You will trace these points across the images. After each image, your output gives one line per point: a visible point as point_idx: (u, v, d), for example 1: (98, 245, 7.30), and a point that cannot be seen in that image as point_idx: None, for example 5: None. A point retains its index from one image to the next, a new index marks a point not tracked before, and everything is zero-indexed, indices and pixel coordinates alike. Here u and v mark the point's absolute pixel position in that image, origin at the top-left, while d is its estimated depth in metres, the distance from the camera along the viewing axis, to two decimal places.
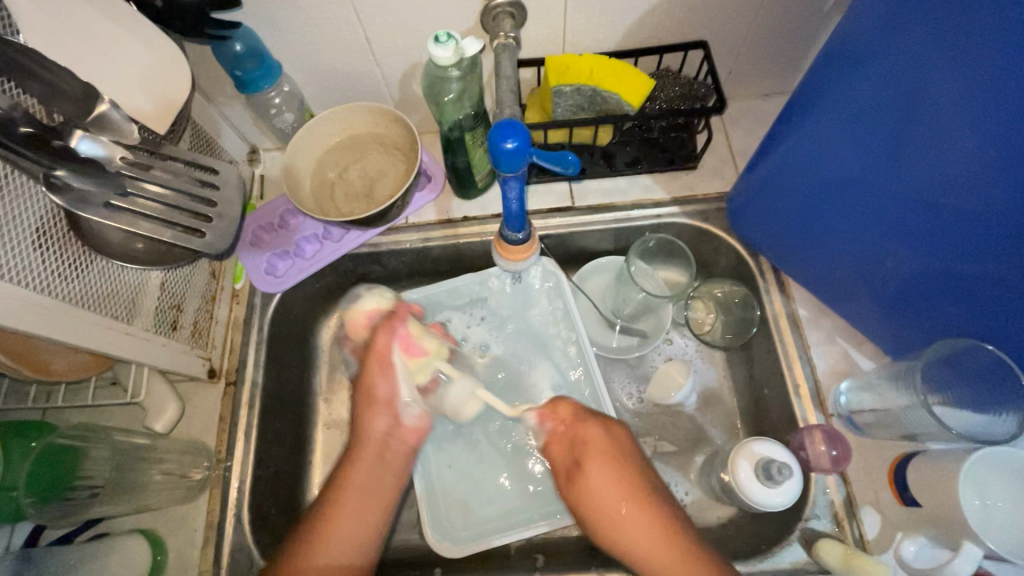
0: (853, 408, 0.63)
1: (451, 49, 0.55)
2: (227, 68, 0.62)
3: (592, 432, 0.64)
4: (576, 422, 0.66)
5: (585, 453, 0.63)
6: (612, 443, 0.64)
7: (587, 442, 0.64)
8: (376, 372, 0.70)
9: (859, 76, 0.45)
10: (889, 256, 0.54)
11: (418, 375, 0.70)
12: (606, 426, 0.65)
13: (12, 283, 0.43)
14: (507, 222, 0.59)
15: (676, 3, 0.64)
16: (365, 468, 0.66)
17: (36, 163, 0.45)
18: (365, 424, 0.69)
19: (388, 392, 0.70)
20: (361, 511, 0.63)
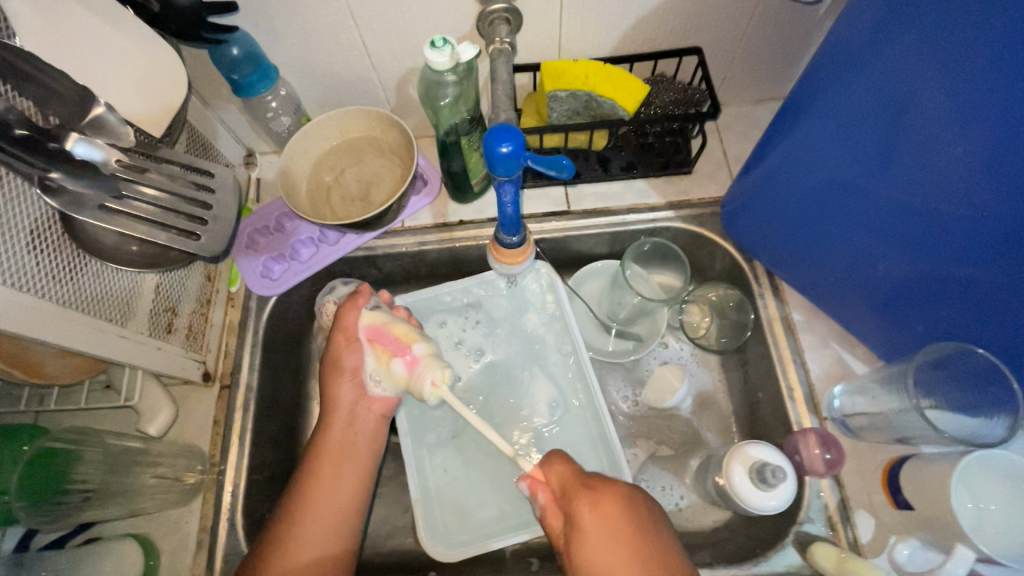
0: (846, 412, 0.64)
1: (447, 54, 0.55)
2: (223, 72, 0.62)
3: (586, 512, 0.53)
4: (570, 496, 0.55)
5: (580, 541, 0.52)
6: (607, 523, 0.52)
7: (578, 523, 0.53)
8: (344, 346, 0.67)
9: (849, 81, 0.46)
10: (881, 261, 0.55)
11: (385, 350, 0.65)
12: (596, 500, 0.53)
13: (4, 284, 0.43)
14: (503, 226, 0.59)
15: (670, 10, 0.65)
16: (334, 448, 0.64)
17: (33, 166, 0.43)
18: (333, 399, 0.66)
19: (354, 364, 0.66)
20: (334, 495, 0.62)
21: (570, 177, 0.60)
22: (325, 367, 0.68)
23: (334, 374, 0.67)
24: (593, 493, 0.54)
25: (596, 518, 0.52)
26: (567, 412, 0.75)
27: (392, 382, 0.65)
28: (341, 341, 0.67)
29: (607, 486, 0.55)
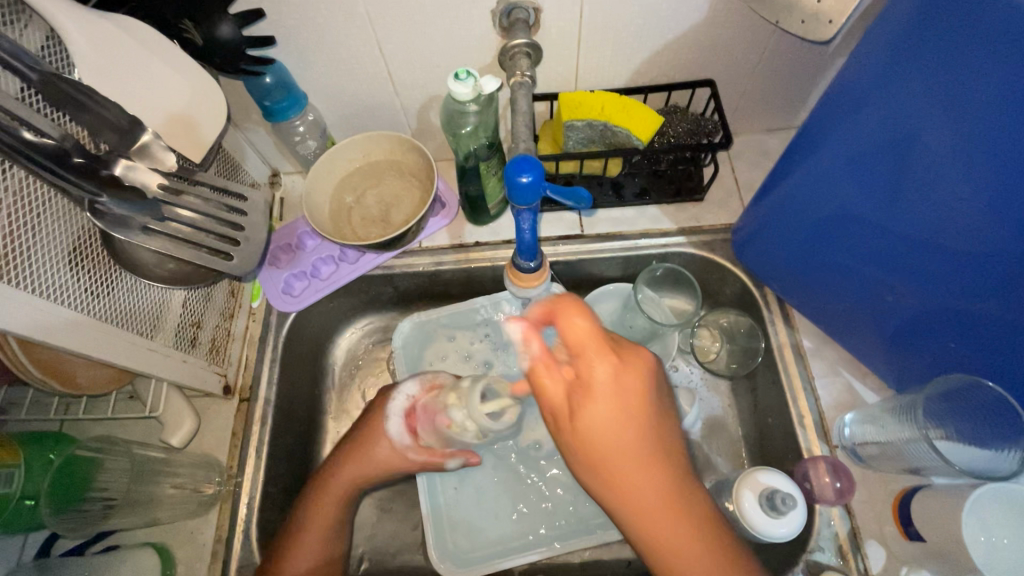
0: (856, 440, 0.64)
1: (470, 86, 0.58)
2: (257, 98, 0.66)
3: (596, 368, 0.50)
4: (584, 358, 0.51)
5: (588, 397, 0.50)
6: (623, 390, 0.50)
7: (589, 376, 0.51)
8: (428, 460, 0.69)
9: (857, 121, 0.48)
10: (891, 293, 0.56)
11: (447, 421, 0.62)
12: (615, 364, 0.51)
13: (41, 296, 0.45)
14: (521, 251, 0.61)
15: (684, 45, 0.68)
16: (339, 493, 0.66)
17: (84, 190, 0.45)
18: (358, 464, 0.67)
19: (386, 453, 0.67)
20: (333, 523, 0.65)
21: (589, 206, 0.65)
22: (356, 443, 0.68)
23: (366, 454, 0.67)
24: (613, 358, 0.51)
25: (614, 378, 0.50)
26: None
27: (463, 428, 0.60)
28: (427, 461, 0.69)
29: (629, 355, 0.52)
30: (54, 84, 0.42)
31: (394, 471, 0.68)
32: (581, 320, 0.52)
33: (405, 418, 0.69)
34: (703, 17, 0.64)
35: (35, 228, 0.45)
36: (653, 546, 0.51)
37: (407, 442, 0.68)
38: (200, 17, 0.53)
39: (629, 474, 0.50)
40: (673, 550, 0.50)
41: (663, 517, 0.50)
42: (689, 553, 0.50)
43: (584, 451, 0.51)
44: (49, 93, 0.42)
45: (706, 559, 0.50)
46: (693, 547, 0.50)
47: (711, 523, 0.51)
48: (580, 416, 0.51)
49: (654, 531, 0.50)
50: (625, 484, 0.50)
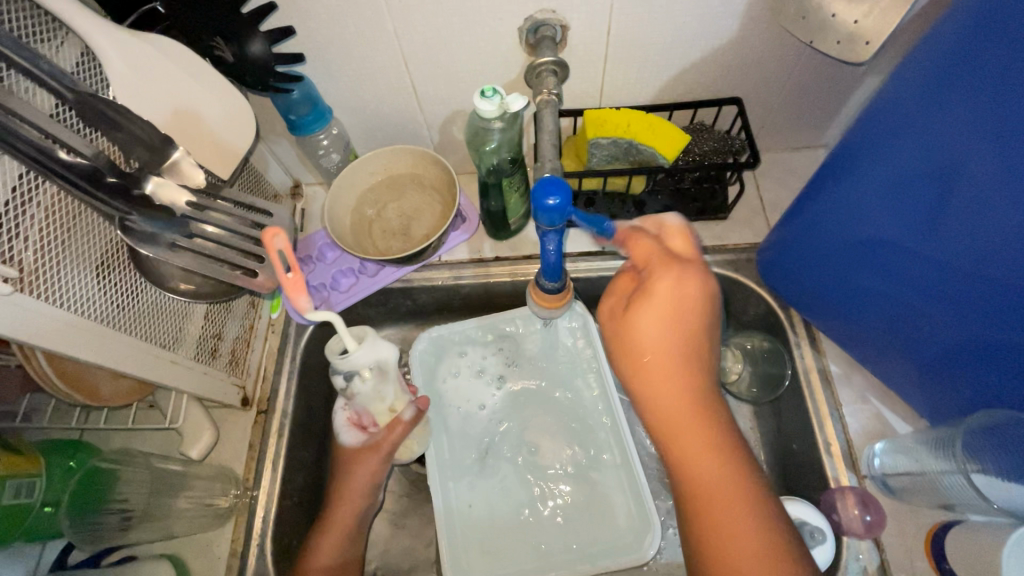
0: (886, 471, 0.62)
1: (496, 104, 0.58)
2: (282, 112, 0.66)
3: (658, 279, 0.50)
4: (650, 270, 0.52)
5: (643, 303, 0.50)
6: (678, 299, 0.49)
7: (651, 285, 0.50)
8: (390, 432, 0.64)
9: (897, 145, 0.47)
10: (928, 321, 0.54)
11: (354, 394, 0.59)
12: (676, 275, 0.50)
13: (66, 309, 0.44)
14: (545, 272, 0.60)
15: (713, 62, 0.67)
16: (342, 522, 0.66)
17: (113, 208, 0.45)
18: (343, 491, 0.67)
19: (366, 471, 0.66)
20: (343, 550, 0.64)
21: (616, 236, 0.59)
22: (338, 476, 0.68)
23: (347, 478, 0.67)
24: (681, 271, 0.50)
25: (676, 291, 0.49)
26: (594, 454, 0.75)
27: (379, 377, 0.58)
28: (389, 434, 0.64)
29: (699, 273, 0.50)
30: (89, 104, 0.43)
31: (374, 472, 0.66)
32: (644, 244, 0.54)
33: (356, 426, 0.65)
34: (733, 35, 0.63)
35: (66, 244, 0.45)
36: (677, 463, 0.48)
37: (363, 442, 0.65)
38: (231, 35, 0.53)
39: (665, 380, 0.48)
40: (695, 474, 0.47)
41: (696, 436, 0.47)
42: (713, 483, 0.46)
43: (631, 354, 0.50)
44: (84, 112, 0.43)
45: (730, 493, 0.46)
46: (719, 475, 0.46)
47: (743, 466, 0.47)
48: (632, 318, 0.50)
49: (682, 451, 0.47)
50: (663, 392, 0.48)
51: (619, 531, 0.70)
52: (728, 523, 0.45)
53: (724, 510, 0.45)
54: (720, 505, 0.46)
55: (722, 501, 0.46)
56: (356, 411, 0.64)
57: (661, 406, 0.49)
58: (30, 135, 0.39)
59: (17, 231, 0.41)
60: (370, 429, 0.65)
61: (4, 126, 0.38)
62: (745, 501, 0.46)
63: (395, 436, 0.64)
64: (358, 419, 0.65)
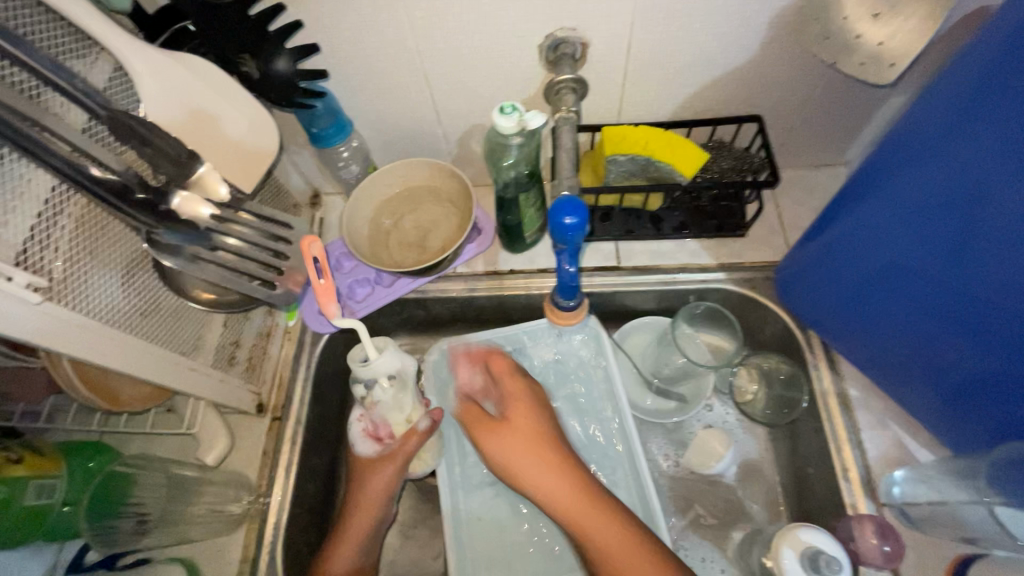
0: (907, 500, 0.60)
1: (514, 120, 0.58)
2: (304, 125, 0.67)
3: (507, 388, 0.66)
4: (507, 403, 0.65)
5: (490, 415, 0.63)
6: (517, 434, 0.61)
7: (508, 394, 0.66)
8: (406, 442, 0.66)
9: (922, 172, 0.47)
10: (950, 349, 0.53)
11: (375, 403, 0.65)
12: (501, 381, 0.67)
13: (90, 317, 0.45)
14: (561, 292, 0.62)
15: (733, 80, 0.66)
16: (354, 534, 0.65)
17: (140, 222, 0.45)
18: (357, 500, 0.66)
19: (382, 481, 0.66)
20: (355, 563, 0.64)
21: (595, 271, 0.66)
22: (353, 485, 0.68)
23: (362, 486, 0.67)
24: (529, 405, 0.64)
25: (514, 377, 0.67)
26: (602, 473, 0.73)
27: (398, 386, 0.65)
28: (405, 444, 0.66)
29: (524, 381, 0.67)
30: (117, 118, 0.44)
31: (390, 482, 0.66)
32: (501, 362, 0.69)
33: (371, 437, 0.67)
34: (756, 53, 0.62)
35: (93, 253, 0.47)
36: (546, 500, 0.58)
37: (378, 452, 0.67)
38: (259, 52, 0.55)
39: (542, 475, 0.58)
40: (556, 502, 0.57)
41: (546, 467, 0.59)
42: (572, 504, 0.57)
43: (506, 456, 0.60)
44: (115, 127, 0.44)
45: (593, 518, 0.55)
46: (576, 499, 0.57)
47: (614, 503, 0.57)
48: (474, 423, 0.64)
49: (536, 479, 0.58)
50: (515, 441, 0.60)
51: None
52: (601, 534, 0.54)
53: (608, 528, 0.55)
54: (594, 530, 0.55)
55: (590, 516, 0.56)
56: (374, 421, 0.67)
57: (511, 456, 0.60)
58: (61, 151, 0.39)
59: (45, 240, 0.42)
60: (386, 439, 0.67)
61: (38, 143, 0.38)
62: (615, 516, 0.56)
63: (410, 446, 0.66)
64: (375, 430, 0.67)
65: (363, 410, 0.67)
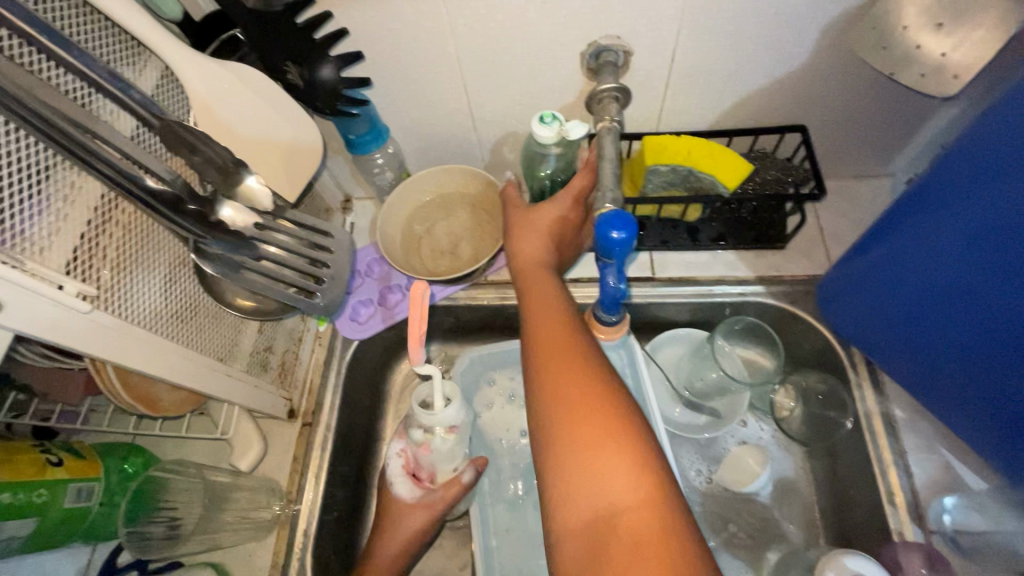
0: (958, 527, 0.58)
1: (555, 129, 0.57)
2: (341, 132, 0.67)
3: (541, 252, 0.62)
4: (522, 233, 0.63)
5: (533, 226, 0.63)
6: (531, 288, 0.59)
7: (546, 253, 0.62)
8: (448, 490, 0.68)
9: (995, 191, 0.44)
10: (1010, 375, 0.50)
11: (427, 447, 0.65)
12: (563, 215, 0.64)
13: (133, 324, 0.45)
14: (605, 306, 0.60)
15: (778, 90, 0.64)
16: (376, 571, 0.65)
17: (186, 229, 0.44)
18: (385, 538, 0.67)
19: (417, 521, 0.67)
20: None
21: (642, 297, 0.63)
22: (383, 524, 0.69)
23: (394, 526, 0.68)
24: (537, 272, 0.60)
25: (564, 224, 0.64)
26: None
27: (452, 435, 0.65)
28: (446, 492, 0.67)
29: (551, 207, 0.63)
30: (169, 127, 0.42)
31: (422, 528, 0.67)
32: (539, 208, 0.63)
33: (409, 475, 0.69)
34: (804, 62, 0.61)
35: (137, 259, 0.47)
36: (547, 364, 0.51)
37: (418, 493, 0.68)
38: (302, 59, 0.55)
39: (551, 332, 0.54)
40: (550, 373, 0.50)
41: (561, 343, 0.52)
42: (567, 379, 0.49)
43: (537, 307, 0.57)
44: (166, 136, 0.42)
45: (577, 394, 0.47)
46: (578, 373, 0.49)
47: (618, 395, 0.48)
48: (525, 237, 0.63)
49: (548, 346, 0.52)
50: (543, 304, 0.57)
51: None
52: (588, 432, 0.45)
53: (588, 412, 0.46)
54: (581, 418, 0.46)
55: (588, 412, 0.46)
56: (418, 461, 0.68)
57: (541, 317, 0.55)
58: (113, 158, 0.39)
59: (94, 246, 0.42)
60: (426, 483, 0.68)
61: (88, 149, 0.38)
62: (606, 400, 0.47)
63: (451, 495, 0.67)
64: (413, 468, 0.68)
65: (407, 448, 0.68)
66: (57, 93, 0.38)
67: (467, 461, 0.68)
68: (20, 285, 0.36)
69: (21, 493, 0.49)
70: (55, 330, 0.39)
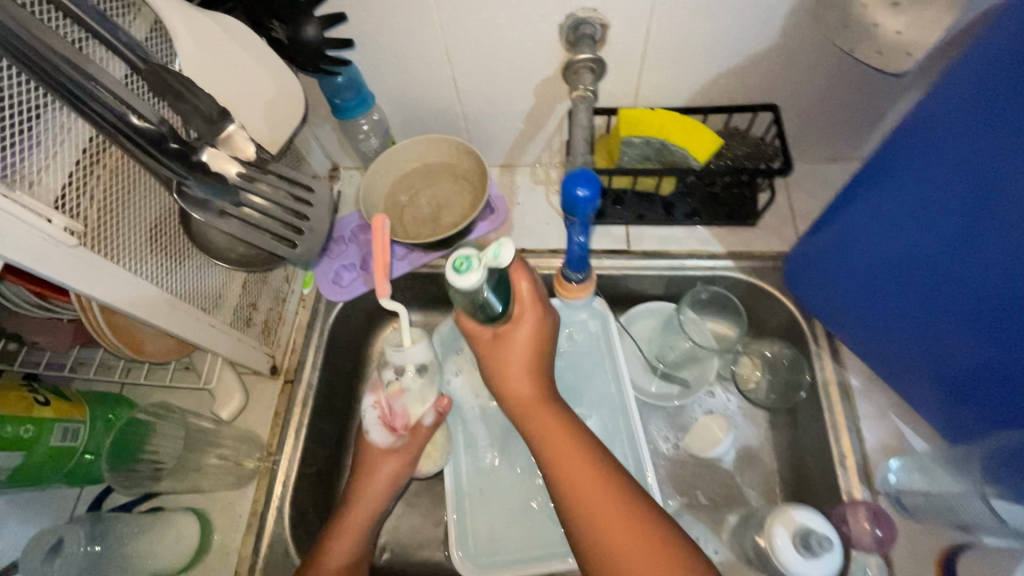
0: (901, 488, 0.61)
1: (475, 276, 0.51)
2: (327, 96, 0.69)
3: (532, 378, 0.61)
4: (507, 367, 0.61)
5: (512, 356, 0.61)
6: (537, 416, 0.59)
7: (537, 373, 0.62)
8: (416, 436, 0.67)
9: (934, 158, 0.47)
10: (952, 336, 0.53)
11: (400, 391, 0.63)
12: (537, 330, 0.62)
13: (116, 264, 0.47)
14: (573, 263, 0.64)
15: (750, 67, 0.67)
16: (357, 520, 0.66)
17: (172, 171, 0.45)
18: (363, 485, 0.67)
19: (387, 474, 0.67)
20: (355, 550, 0.64)
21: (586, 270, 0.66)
22: (357, 474, 0.69)
23: (368, 476, 0.68)
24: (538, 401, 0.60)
25: (539, 337, 0.62)
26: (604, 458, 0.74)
27: (423, 378, 0.63)
28: (413, 438, 0.66)
29: (526, 327, 0.61)
30: (155, 72, 0.44)
31: (395, 473, 0.67)
32: (517, 335, 0.61)
33: (384, 424, 0.65)
34: (773, 42, 0.63)
35: (123, 202, 0.49)
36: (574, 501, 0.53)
37: (389, 442, 0.66)
38: (288, 18, 0.57)
39: (568, 456, 0.55)
40: (587, 516, 0.51)
41: (583, 470, 0.54)
42: (602, 512, 0.51)
43: (546, 439, 0.57)
44: (152, 80, 0.44)
45: (621, 524, 0.50)
46: (605, 502, 0.52)
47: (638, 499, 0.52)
48: (514, 378, 0.61)
49: (575, 488, 0.53)
50: (556, 437, 0.57)
51: None
52: (630, 549, 0.49)
53: (633, 543, 0.49)
54: (619, 538, 0.50)
55: (625, 531, 0.50)
56: (390, 409, 0.64)
57: (557, 455, 0.56)
58: (106, 99, 0.41)
59: (81, 186, 0.44)
60: (398, 430, 0.65)
61: (82, 88, 0.40)
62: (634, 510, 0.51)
63: (420, 440, 0.67)
64: (389, 420, 0.64)
65: (380, 398, 0.64)
66: (47, 30, 0.39)
67: (433, 403, 0.66)
68: (9, 211, 0.38)
69: (9, 427, 0.52)
70: (37, 258, 0.40)
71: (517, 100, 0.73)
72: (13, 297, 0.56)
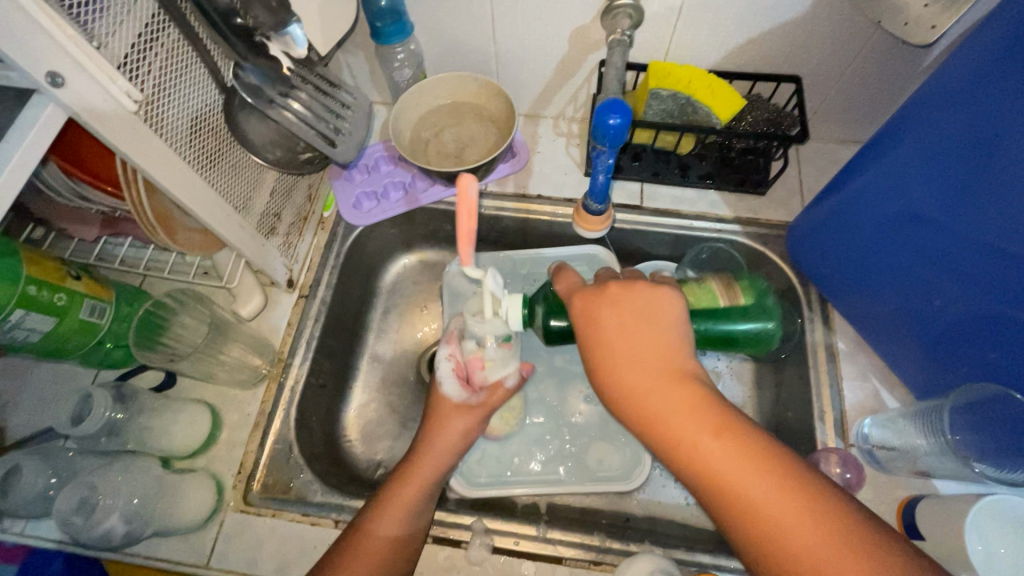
0: (874, 443, 0.65)
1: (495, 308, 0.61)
2: (368, 18, 0.69)
3: (638, 370, 0.47)
4: (605, 339, 0.49)
5: (605, 333, 0.50)
6: (647, 392, 0.46)
7: (638, 361, 0.47)
8: (493, 394, 0.67)
9: (942, 120, 0.50)
10: (940, 295, 0.57)
11: (483, 356, 0.66)
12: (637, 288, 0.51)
13: (161, 139, 0.49)
14: (593, 196, 0.72)
15: (780, 35, 0.69)
16: (424, 477, 0.62)
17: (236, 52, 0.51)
18: (431, 442, 0.64)
19: (459, 427, 0.65)
20: (408, 519, 0.59)
21: (603, 202, 0.73)
22: (427, 427, 0.65)
23: (438, 431, 0.64)
24: (652, 369, 0.47)
25: (622, 315, 0.50)
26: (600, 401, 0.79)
27: (502, 347, 0.66)
28: (491, 396, 0.67)
29: (623, 288, 0.51)
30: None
31: (467, 430, 0.65)
32: (608, 302, 0.51)
33: (459, 378, 0.67)
34: (803, 13, 0.66)
35: (173, 82, 0.50)
36: (746, 515, 0.41)
37: (465, 397, 0.66)
38: None
39: (696, 430, 0.44)
40: (748, 505, 0.41)
41: (721, 450, 0.43)
42: (767, 499, 0.41)
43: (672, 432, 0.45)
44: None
45: (787, 507, 0.40)
46: (775, 499, 0.40)
47: (813, 477, 0.41)
48: (620, 358, 0.48)
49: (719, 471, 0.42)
50: (690, 437, 0.44)
51: (615, 461, 0.75)
52: (804, 535, 0.39)
53: (815, 533, 0.38)
54: (785, 520, 0.40)
55: (791, 512, 0.40)
56: (466, 363, 0.66)
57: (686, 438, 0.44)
58: None
59: (140, 58, 0.46)
60: (474, 385, 0.67)
61: None
62: (812, 497, 0.40)
63: (498, 399, 0.67)
64: (466, 372, 0.67)
65: (457, 353, 0.67)
66: None
67: (514, 366, 0.68)
68: (79, 65, 0.40)
69: (45, 291, 0.54)
70: (97, 118, 0.43)
71: (546, 57, 0.77)
72: (56, 183, 0.57)
